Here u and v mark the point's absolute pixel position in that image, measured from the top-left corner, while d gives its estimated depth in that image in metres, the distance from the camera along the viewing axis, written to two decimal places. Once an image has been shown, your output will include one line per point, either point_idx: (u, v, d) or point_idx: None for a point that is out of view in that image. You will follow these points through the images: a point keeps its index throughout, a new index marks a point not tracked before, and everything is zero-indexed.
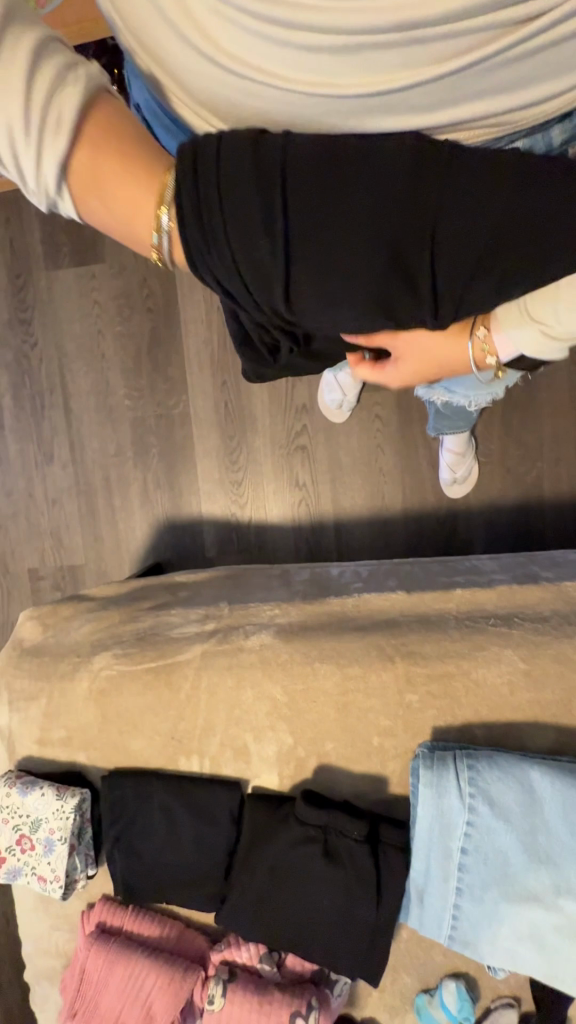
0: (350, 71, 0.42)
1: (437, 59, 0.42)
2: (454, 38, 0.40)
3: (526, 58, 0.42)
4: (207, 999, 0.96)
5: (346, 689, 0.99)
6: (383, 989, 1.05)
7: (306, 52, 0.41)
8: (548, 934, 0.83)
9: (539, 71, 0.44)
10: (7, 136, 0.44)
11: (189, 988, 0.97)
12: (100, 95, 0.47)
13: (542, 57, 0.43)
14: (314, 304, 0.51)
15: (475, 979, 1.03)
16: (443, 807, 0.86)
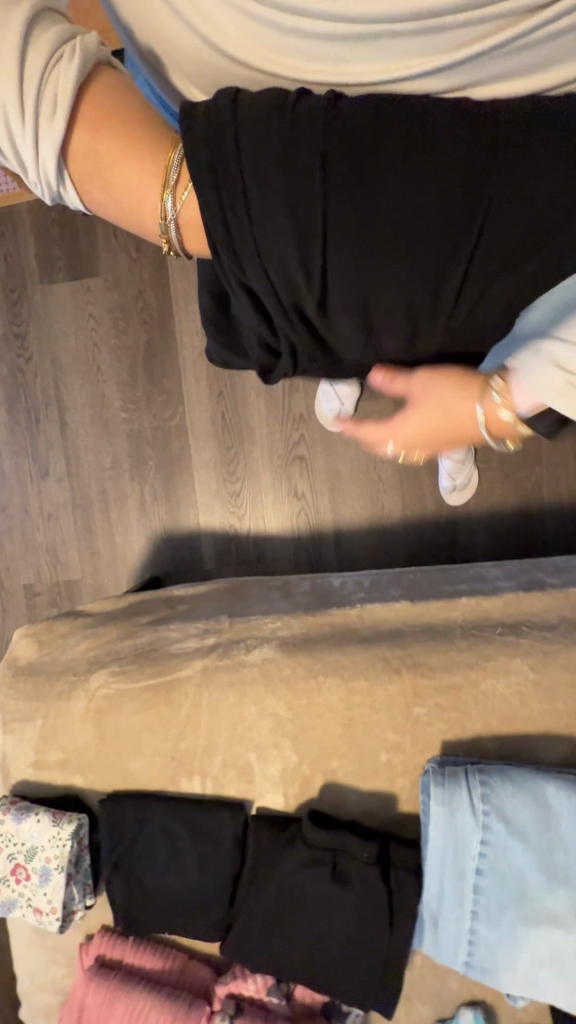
0: (354, 59, 0.42)
1: (451, 47, 0.41)
2: (471, 26, 0.40)
3: (546, 43, 0.41)
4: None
5: (351, 703, 0.96)
6: (398, 1021, 1.00)
7: (320, 40, 0.41)
8: (570, 958, 0.79)
9: (560, 54, 0.43)
10: (3, 119, 0.42)
11: None
12: (95, 67, 0.44)
13: (562, 42, 0.42)
14: (342, 297, 0.47)
15: (493, 1007, 0.99)
16: (456, 825, 0.82)
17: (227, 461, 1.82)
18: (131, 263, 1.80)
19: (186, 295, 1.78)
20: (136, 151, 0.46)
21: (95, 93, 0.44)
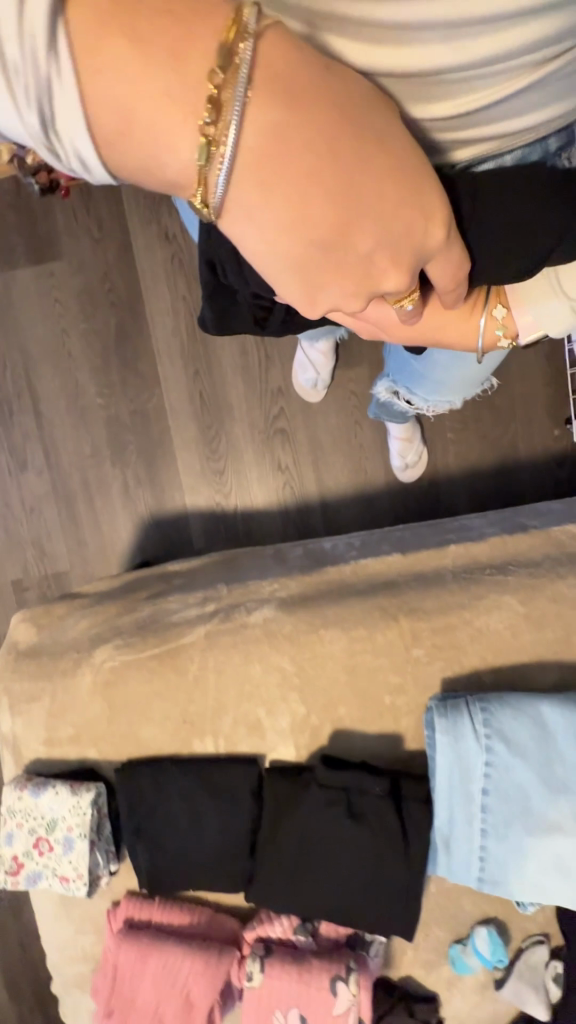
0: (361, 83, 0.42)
1: (465, 87, 0.43)
2: (489, 67, 0.41)
3: (547, 83, 0.45)
4: (245, 978, 0.94)
5: (353, 652, 1.00)
6: (417, 945, 1.08)
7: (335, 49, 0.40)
8: (573, 861, 0.85)
9: (553, 93, 0.46)
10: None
11: (226, 968, 0.95)
12: None
13: (557, 81, 0.45)
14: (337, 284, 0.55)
15: (504, 922, 1.06)
16: (460, 751, 0.87)
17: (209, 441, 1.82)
18: (94, 244, 1.77)
19: (154, 275, 1.75)
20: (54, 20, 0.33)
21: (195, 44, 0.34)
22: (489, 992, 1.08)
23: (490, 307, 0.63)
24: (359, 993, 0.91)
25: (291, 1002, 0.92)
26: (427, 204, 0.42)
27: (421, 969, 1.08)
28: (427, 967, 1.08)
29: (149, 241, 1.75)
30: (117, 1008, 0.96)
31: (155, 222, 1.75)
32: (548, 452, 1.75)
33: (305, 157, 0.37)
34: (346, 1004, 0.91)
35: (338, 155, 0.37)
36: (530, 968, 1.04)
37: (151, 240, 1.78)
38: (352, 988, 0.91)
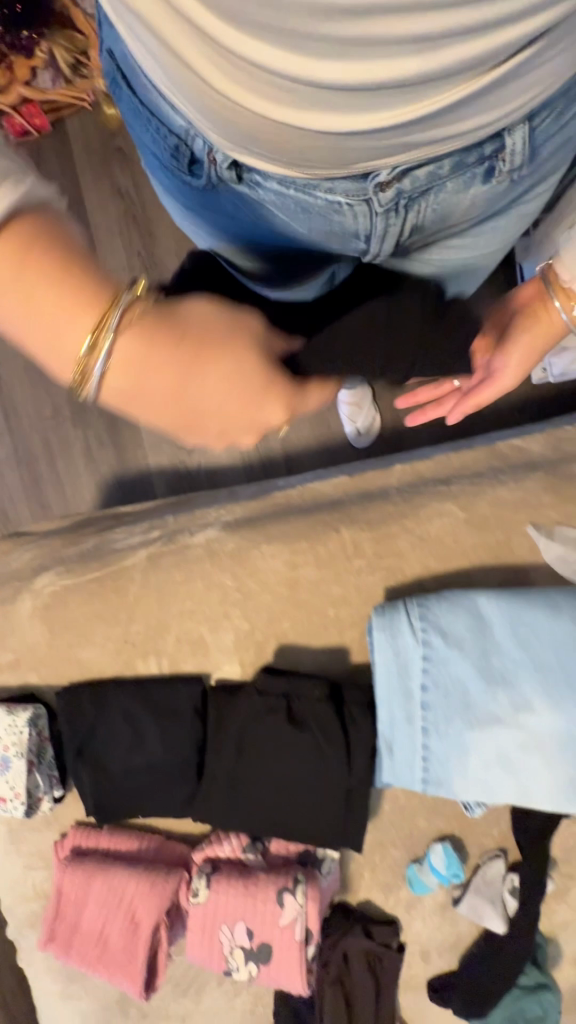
0: (319, 104, 0.40)
1: (421, 103, 0.42)
2: (438, 81, 0.40)
3: (493, 88, 0.43)
4: (191, 895, 0.93)
5: (295, 564, 0.99)
6: (374, 867, 1.06)
7: (290, 82, 0.39)
8: (516, 756, 0.84)
9: (502, 94, 0.45)
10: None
11: (173, 890, 0.93)
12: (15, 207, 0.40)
13: (502, 86, 0.44)
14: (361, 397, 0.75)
15: (461, 839, 1.05)
16: (399, 648, 0.86)
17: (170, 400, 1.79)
18: None
19: (108, 232, 1.73)
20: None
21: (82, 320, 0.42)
22: (449, 914, 1.06)
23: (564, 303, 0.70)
24: (306, 903, 0.89)
25: (239, 920, 0.90)
26: (266, 403, 0.51)
27: (380, 892, 1.07)
28: (386, 890, 1.07)
29: (102, 197, 1.74)
30: (61, 934, 0.95)
31: (107, 179, 1.73)
32: (509, 396, 1.74)
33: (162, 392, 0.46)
34: (293, 914, 0.89)
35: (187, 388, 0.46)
36: (485, 882, 1.03)
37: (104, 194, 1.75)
38: (299, 899, 0.89)
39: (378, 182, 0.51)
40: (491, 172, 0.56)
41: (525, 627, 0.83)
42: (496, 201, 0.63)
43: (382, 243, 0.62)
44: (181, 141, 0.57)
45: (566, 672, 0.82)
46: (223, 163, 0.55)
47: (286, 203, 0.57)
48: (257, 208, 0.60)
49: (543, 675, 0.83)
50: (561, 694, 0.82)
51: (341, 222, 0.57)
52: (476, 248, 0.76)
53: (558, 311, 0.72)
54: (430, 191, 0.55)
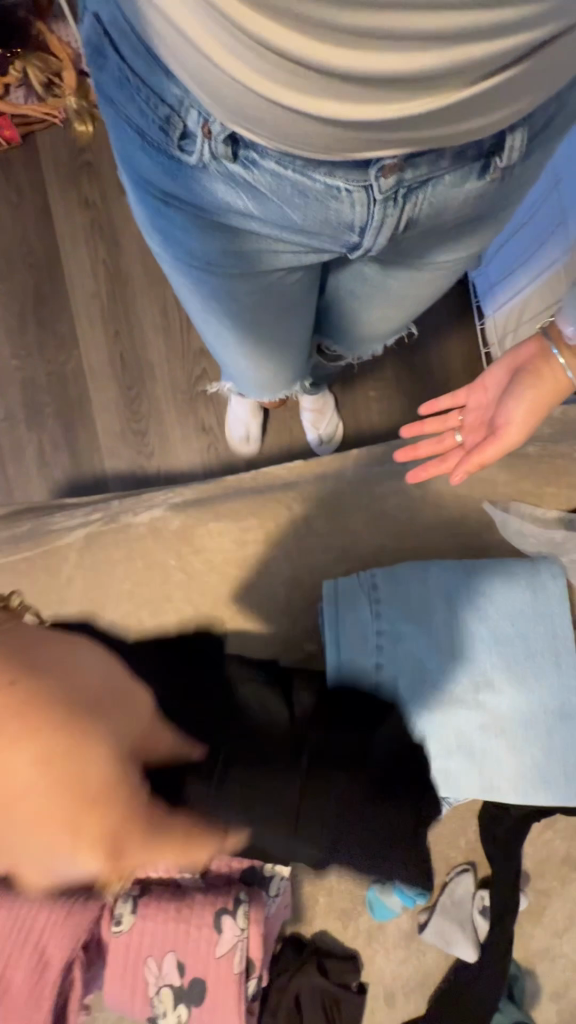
0: (343, 98, 0.43)
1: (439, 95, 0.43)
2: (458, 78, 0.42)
3: (503, 88, 0.46)
4: (113, 923, 0.78)
5: (244, 544, 0.93)
6: (331, 891, 0.94)
7: (323, 88, 0.42)
8: (477, 741, 0.77)
9: (514, 90, 0.47)
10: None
11: (91, 920, 0.78)
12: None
13: (509, 85, 0.46)
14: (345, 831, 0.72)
15: (426, 854, 0.95)
16: (351, 622, 0.80)
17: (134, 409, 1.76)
18: (13, 211, 1.77)
19: (74, 240, 1.76)
20: None
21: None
22: (415, 945, 0.94)
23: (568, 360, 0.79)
24: (248, 928, 0.77)
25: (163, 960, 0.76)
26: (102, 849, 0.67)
27: (337, 921, 0.94)
28: (343, 919, 0.95)
29: (69, 209, 1.77)
30: None
31: (76, 191, 1.77)
32: None
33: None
34: (232, 941, 0.76)
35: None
36: (453, 904, 0.93)
37: (72, 207, 1.78)
38: (239, 922, 0.77)
39: (382, 167, 0.58)
40: (487, 169, 0.66)
41: (481, 597, 0.78)
42: (483, 206, 0.73)
43: (376, 234, 0.70)
44: (175, 113, 0.60)
45: (527, 645, 0.76)
46: (219, 137, 0.59)
47: (280, 187, 0.63)
48: (244, 191, 0.65)
49: (503, 649, 0.77)
50: (522, 670, 0.76)
51: (338, 210, 0.65)
52: (447, 256, 0.86)
53: (563, 372, 0.80)
54: (428, 183, 0.64)
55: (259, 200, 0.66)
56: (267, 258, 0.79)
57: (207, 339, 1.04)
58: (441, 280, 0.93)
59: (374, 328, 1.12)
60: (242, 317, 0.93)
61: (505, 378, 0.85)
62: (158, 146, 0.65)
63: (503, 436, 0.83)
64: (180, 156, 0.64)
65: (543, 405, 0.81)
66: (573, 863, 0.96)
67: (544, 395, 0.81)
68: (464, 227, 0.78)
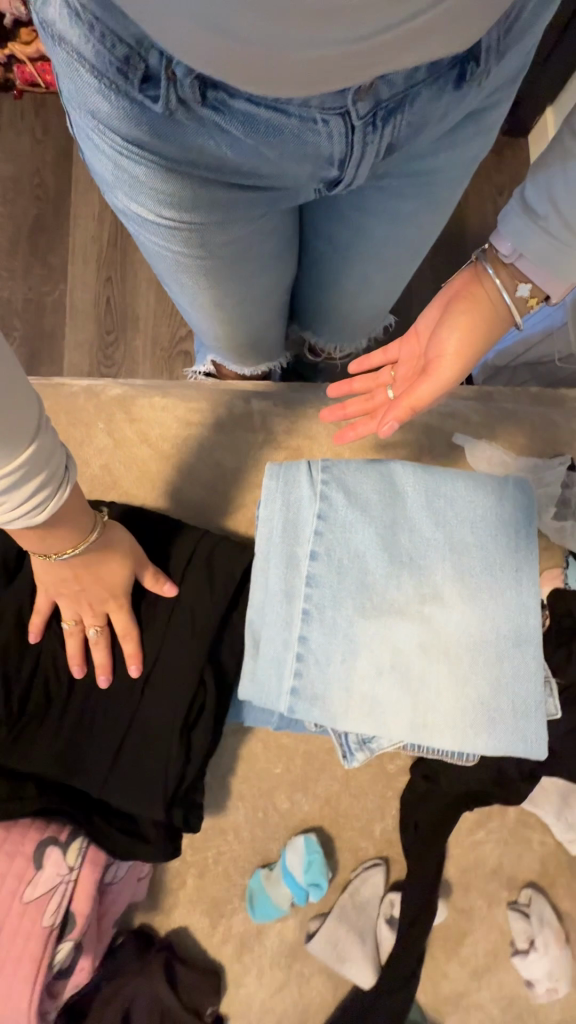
0: None
1: None
2: None
3: None
4: None
5: (188, 426, 0.81)
6: (204, 873, 0.73)
7: None
8: (415, 664, 0.64)
9: None
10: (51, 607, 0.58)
11: None
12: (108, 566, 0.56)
13: None
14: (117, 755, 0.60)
15: (331, 840, 0.75)
16: (290, 505, 0.68)
17: (107, 353, 1.65)
18: (34, 143, 1.71)
19: (85, 183, 1.68)
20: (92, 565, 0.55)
21: (82, 522, 0.48)
22: (298, 967, 0.72)
23: (511, 284, 0.62)
24: (78, 869, 0.58)
25: None
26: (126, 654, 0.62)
27: (203, 916, 0.72)
28: (212, 915, 0.73)
29: None
30: None
31: None
32: None
33: (73, 572, 0.53)
34: (51, 885, 0.57)
35: (85, 581, 0.55)
36: (356, 908, 0.73)
37: None
38: (69, 861, 0.58)
39: (357, 90, 0.43)
40: (462, 80, 0.49)
41: (440, 501, 0.68)
42: (460, 112, 0.54)
43: (357, 169, 0.53)
44: (133, 51, 0.41)
45: (487, 559, 0.66)
46: (187, 78, 0.42)
47: (255, 128, 0.46)
48: (222, 143, 0.48)
49: (458, 559, 0.66)
50: (479, 587, 0.65)
51: (317, 146, 0.48)
52: (449, 162, 0.61)
53: (500, 295, 0.63)
54: (405, 102, 0.48)
55: (238, 151, 0.49)
56: (244, 222, 0.60)
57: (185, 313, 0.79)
58: (430, 222, 0.72)
59: (364, 304, 0.89)
60: (218, 293, 0.72)
61: (436, 318, 0.66)
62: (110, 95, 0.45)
63: (432, 370, 0.64)
64: (139, 111, 0.45)
65: (481, 339, 0.64)
66: (504, 881, 0.78)
67: (480, 326, 0.63)
68: (465, 120, 0.57)
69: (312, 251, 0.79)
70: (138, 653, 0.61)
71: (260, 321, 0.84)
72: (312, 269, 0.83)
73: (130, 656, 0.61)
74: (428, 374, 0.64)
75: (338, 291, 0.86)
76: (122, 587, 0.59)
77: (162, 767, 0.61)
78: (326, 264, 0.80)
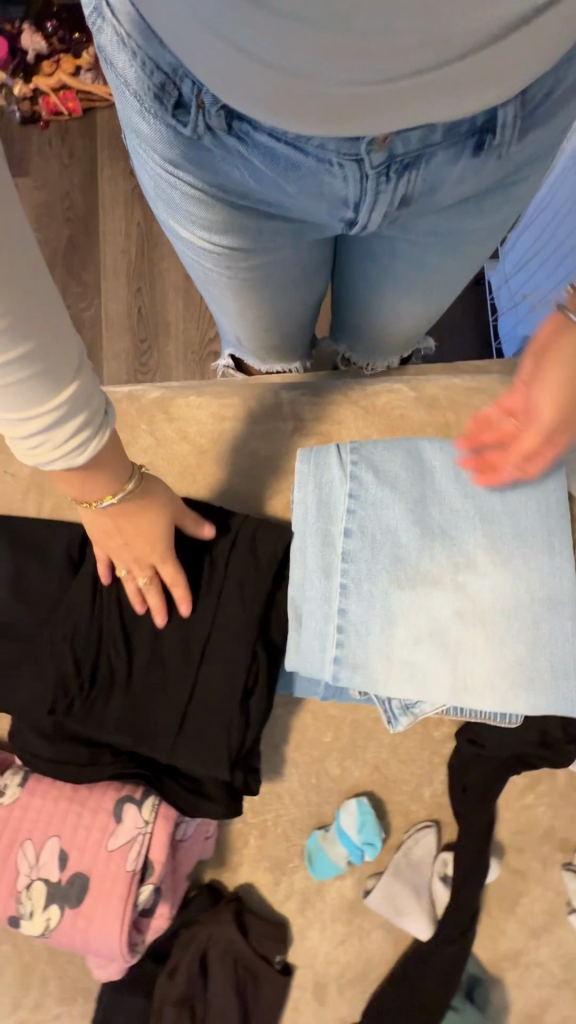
0: None
1: None
2: None
3: None
4: None
5: (222, 421, 0.87)
6: (265, 834, 0.78)
7: None
8: (453, 629, 0.66)
9: None
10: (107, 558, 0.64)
11: None
12: (148, 513, 0.59)
13: None
14: (179, 721, 0.66)
15: (383, 804, 0.79)
16: (322, 485, 0.72)
17: (141, 361, 1.73)
18: (61, 167, 1.80)
19: (113, 200, 1.76)
20: (132, 517, 0.58)
21: (119, 463, 0.50)
22: (358, 922, 0.77)
23: None
24: (153, 824, 0.64)
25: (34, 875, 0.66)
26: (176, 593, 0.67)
27: (267, 874, 0.78)
28: (275, 872, 0.78)
29: (114, 171, 1.79)
30: None
31: (123, 160, 1.80)
32: None
33: (114, 523, 0.57)
34: (131, 835, 0.64)
35: (125, 532, 0.59)
36: (410, 866, 0.77)
37: (116, 167, 1.80)
38: (144, 816, 0.65)
39: (371, 140, 0.44)
40: (480, 149, 0.49)
41: (469, 472, 0.70)
42: (478, 183, 0.54)
43: (371, 214, 0.54)
44: (169, 78, 0.43)
45: (518, 527, 0.68)
46: (213, 107, 0.44)
47: (275, 164, 0.48)
48: (245, 171, 0.50)
49: (489, 528, 0.68)
50: (511, 553, 0.67)
51: (332, 186, 0.49)
52: (473, 226, 0.63)
53: None
54: (421, 160, 0.48)
55: (260, 181, 0.51)
56: (268, 246, 0.63)
57: (217, 316, 0.83)
58: (461, 265, 0.71)
59: (396, 329, 0.88)
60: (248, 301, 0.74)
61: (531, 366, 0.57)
62: (152, 117, 0.48)
63: (536, 419, 0.58)
64: (173, 134, 0.48)
65: None
66: (557, 843, 0.79)
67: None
68: (498, 188, 0.57)
69: (348, 276, 0.80)
70: (187, 593, 0.67)
71: (290, 328, 0.86)
72: (343, 284, 0.84)
73: (180, 598, 0.67)
74: (531, 425, 0.58)
75: (369, 313, 0.86)
76: (164, 541, 0.62)
77: (223, 731, 0.66)
78: (361, 289, 0.81)
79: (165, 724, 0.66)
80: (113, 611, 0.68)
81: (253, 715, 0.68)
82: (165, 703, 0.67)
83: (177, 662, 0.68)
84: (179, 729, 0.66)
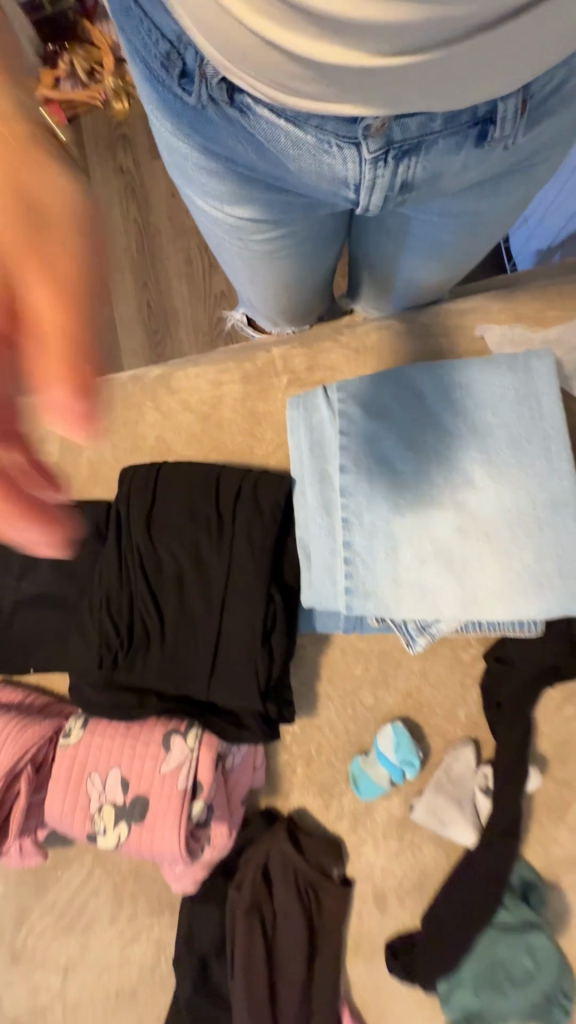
0: None
1: None
2: None
3: None
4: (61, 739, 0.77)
5: (221, 386, 0.90)
6: (310, 763, 0.84)
7: None
8: (462, 552, 0.67)
9: None
10: None
11: (38, 738, 0.77)
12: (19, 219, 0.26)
13: None
14: (209, 658, 0.72)
15: (419, 728, 0.82)
16: (313, 426, 0.74)
17: None
18: None
19: None
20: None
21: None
22: (408, 837, 0.81)
23: None
24: (197, 749, 0.71)
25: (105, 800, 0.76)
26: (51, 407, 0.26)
27: (317, 798, 0.84)
28: (324, 796, 0.83)
29: None
30: None
31: None
32: None
33: None
34: (179, 761, 0.72)
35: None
36: (451, 780, 0.79)
37: None
38: (189, 743, 0.72)
39: (367, 123, 0.37)
40: (482, 140, 0.40)
41: (457, 392, 0.70)
42: (484, 171, 0.46)
43: (370, 198, 0.45)
44: (173, 47, 0.40)
45: (512, 437, 0.67)
46: (215, 78, 0.39)
47: (276, 140, 0.42)
48: (249, 143, 0.44)
49: (484, 444, 0.68)
50: (507, 463, 0.66)
51: (331, 169, 0.42)
52: (496, 207, 0.55)
53: None
54: (421, 147, 0.40)
55: (263, 154, 0.45)
56: (279, 222, 0.58)
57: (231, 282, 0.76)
58: (483, 235, 0.61)
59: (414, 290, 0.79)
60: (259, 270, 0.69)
61: None
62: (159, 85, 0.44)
63: None
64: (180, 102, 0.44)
65: None
66: None
67: None
68: (517, 169, 0.50)
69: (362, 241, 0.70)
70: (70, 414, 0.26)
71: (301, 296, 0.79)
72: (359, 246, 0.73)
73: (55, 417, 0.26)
74: None
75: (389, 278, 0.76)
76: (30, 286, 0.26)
77: (249, 664, 0.71)
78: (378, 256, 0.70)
79: (196, 663, 0.73)
80: (138, 569, 0.76)
81: (277, 648, 0.72)
82: (194, 644, 0.73)
83: (200, 606, 0.74)
84: (209, 666, 0.72)
